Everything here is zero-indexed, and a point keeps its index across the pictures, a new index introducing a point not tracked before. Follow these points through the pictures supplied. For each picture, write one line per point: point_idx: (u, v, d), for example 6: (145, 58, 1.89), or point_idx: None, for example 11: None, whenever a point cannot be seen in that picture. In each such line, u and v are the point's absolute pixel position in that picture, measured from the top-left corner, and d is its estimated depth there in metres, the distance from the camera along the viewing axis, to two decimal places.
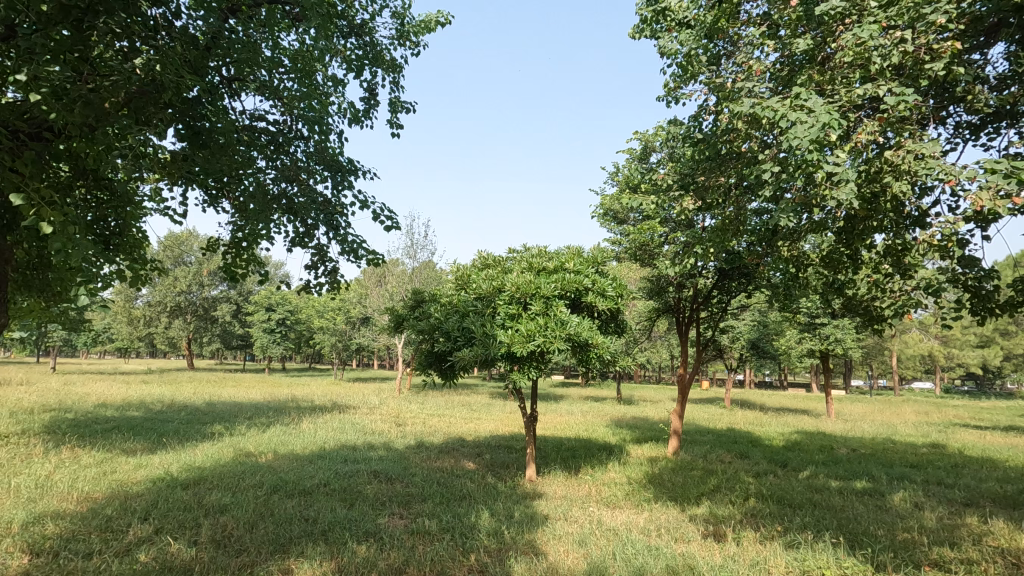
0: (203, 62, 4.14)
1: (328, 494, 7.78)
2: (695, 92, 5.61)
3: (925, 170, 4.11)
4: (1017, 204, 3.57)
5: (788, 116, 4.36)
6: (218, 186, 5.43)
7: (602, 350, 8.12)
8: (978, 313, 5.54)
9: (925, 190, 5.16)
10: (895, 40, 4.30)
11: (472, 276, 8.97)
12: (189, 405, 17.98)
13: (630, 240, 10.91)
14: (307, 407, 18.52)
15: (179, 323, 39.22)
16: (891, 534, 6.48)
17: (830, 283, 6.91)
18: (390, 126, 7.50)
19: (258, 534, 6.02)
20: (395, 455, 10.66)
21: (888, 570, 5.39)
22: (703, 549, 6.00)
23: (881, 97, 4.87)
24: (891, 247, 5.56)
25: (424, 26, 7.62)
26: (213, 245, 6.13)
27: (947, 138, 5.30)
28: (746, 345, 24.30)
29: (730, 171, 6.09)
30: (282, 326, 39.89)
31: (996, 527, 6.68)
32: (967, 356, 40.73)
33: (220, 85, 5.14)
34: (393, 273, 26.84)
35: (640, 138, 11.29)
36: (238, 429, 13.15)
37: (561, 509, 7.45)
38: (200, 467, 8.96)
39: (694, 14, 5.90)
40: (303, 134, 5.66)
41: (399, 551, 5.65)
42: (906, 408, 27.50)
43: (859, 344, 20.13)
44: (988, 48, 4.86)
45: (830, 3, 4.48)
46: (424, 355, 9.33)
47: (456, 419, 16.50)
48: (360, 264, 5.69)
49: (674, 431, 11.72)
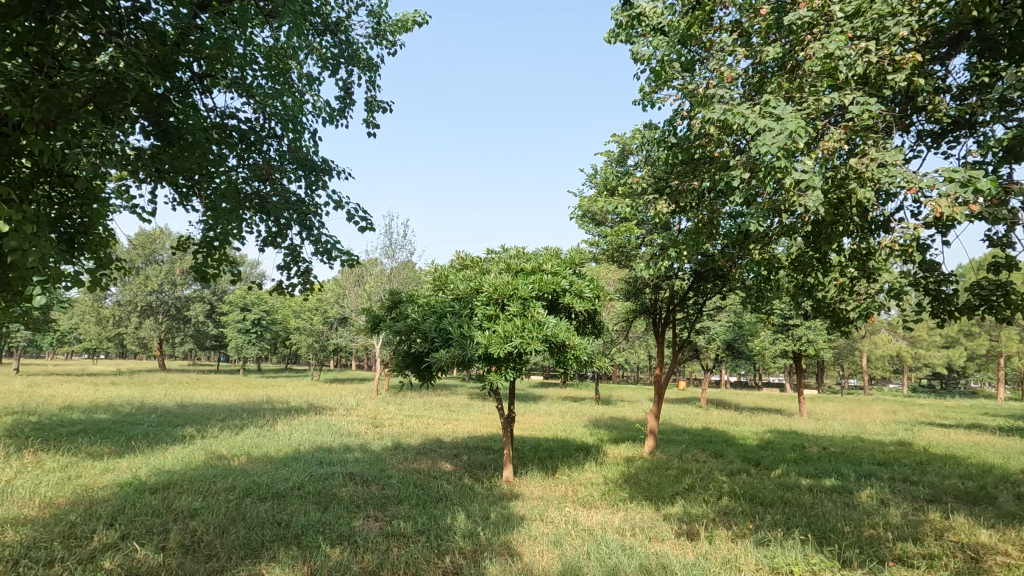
0: (173, 58, 4.05)
1: (302, 497, 7.68)
2: (668, 97, 5.67)
3: (888, 178, 4.23)
4: (974, 211, 3.70)
5: (758, 124, 4.44)
6: (189, 184, 5.35)
7: (579, 350, 8.17)
8: (939, 315, 5.71)
9: (888, 196, 5.31)
10: (860, 50, 4.41)
11: (450, 276, 8.95)
12: (159, 407, 17.55)
13: (608, 242, 10.98)
14: (282, 408, 18.26)
15: (150, 323, 38.28)
16: (858, 530, 6.66)
17: (800, 286, 7.05)
18: (367, 125, 7.46)
19: (229, 540, 5.91)
20: (372, 457, 10.57)
21: (854, 567, 5.52)
22: (676, 548, 6.06)
23: (847, 106, 5.00)
24: (856, 251, 5.73)
25: (401, 26, 7.59)
26: (184, 245, 6.01)
27: (911, 146, 5.44)
28: (721, 345, 24.70)
29: (703, 175, 6.21)
30: (257, 326, 39.24)
31: (958, 523, 6.90)
32: (932, 356, 42.00)
33: (191, 82, 5.08)
34: (371, 274, 26.63)
35: (617, 140, 11.36)
36: (210, 431, 12.89)
37: (538, 510, 7.48)
38: (170, 471, 8.76)
39: (668, 20, 5.97)
40: (276, 133, 5.61)
41: (373, 554, 5.60)
42: (877, 408, 27.90)
43: (830, 344, 20.60)
44: (950, 59, 5.00)
45: (797, 14, 4.60)
46: (402, 356, 9.26)
47: (434, 420, 16.44)
48: (334, 264, 5.66)
49: (650, 431, 11.80)
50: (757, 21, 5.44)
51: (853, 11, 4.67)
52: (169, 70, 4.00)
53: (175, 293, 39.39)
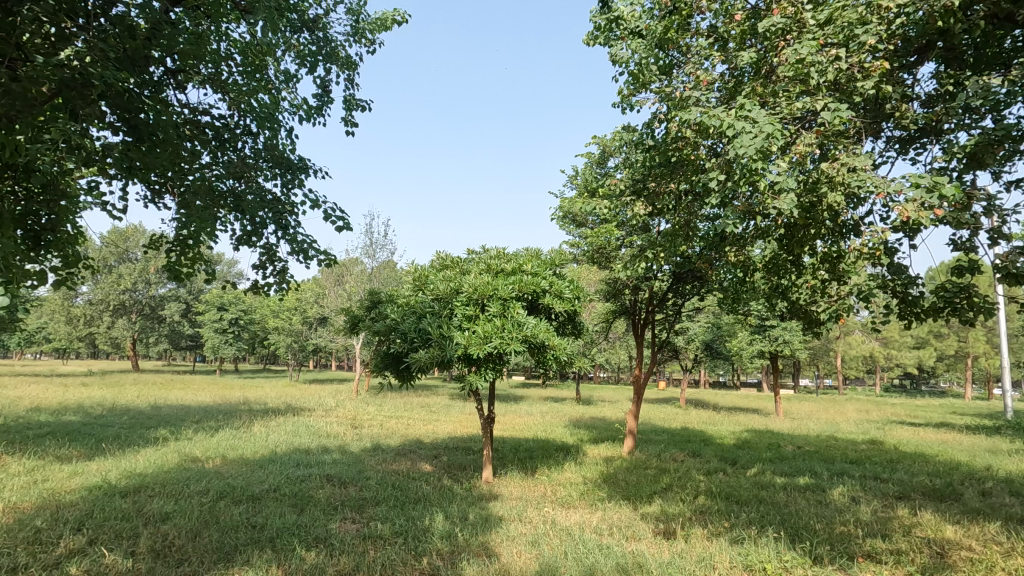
0: (145, 53, 3.97)
1: (278, 500, 7.56)
2: (646, 100, 5.70)
3: (858, 182, 4.34)
4: (939, 215, 3.80)
5: (734, 126, 4.50)
6: (161, 181, 5.24)
7: (559, 350, 8.18)
8: (906, 317, 5.86)
9: (858, 201, 5.43)
10: (831, 57, 4.51)
11: (430, 276, 8.91)
12: (132, 408, 17.14)
13: (589, 243, 11.05)
14: (260, 409, 18.06)
15: (123, 322, 37.36)
16: (830, 527, 6.79)
17: (775, 288, 7.17)
18: (345, 124, 7.42)
19: (201, 543, 5.81)
20: (350, 459, 10.46)
21: (824, 563, 5.64)
22: (652, 548, 6.10)
23: (819, 112, 5.10)
24: (828, 253, 5.86)
25: (380, 24, 7.54)
26: (157, 242, 5.88)
27: (880, 151, 5.57)
28: (700, 345, 24.98)
29: (680, 179, 6.29)
30: (234, 326, 38.69)
31: (925, 519, 7.08)
32: (904, 356, 43.01)
33: (163, 77, 4.99)
34: (352, 274, 26.40)
35: (598, 142, 11.40)
36: (184, 433, 12.62)
37: (516, 510, 7.48)
38: (142, 474, 8.57)
39: (646, 24, 6.02)
40: (251, 131, 5.53)
41: (349, 556, 5.56)
42: (852, 408, 28.20)
43: (805, 345, 20.99)
44: (918, 68, 5.15)
45: (770, 21, 4.70)
46: (381, 357, 9.18)
47: (414, 421, 16.34)
48: (310, 264, 5.64)
49: (630, 431, 11.86)
50: (732, 27, 5.53)
51: (824, 19, 4.77)
52: (140, 65, 3.90)
53: (148, 292, 38.48)
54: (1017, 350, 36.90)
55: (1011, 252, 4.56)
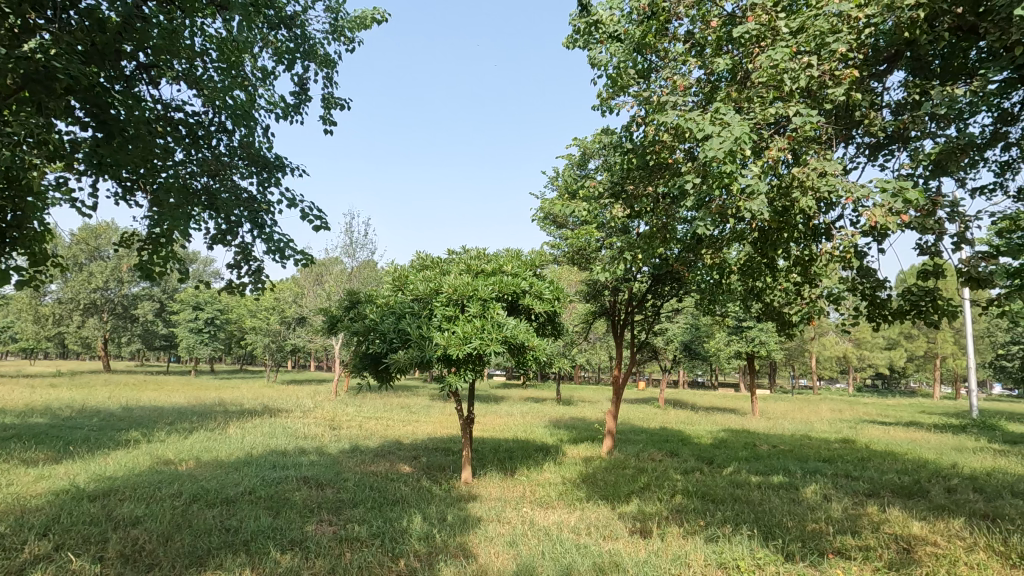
0: (114, 48, 3.89)
1: (252, 502, 7.45)
2: (624, 104, 5.73)
3: (828, 187, 4.44)
4: (905, 220, 3.89)
5: (706, 129, 4.57)
6: (133, 177, 5.13)
7: (539, 351, 8.21)
8: (875, 319, 6.02)
9: (830, 205, 5.54)
10: (803, 64, 4.62)
11: (410, 276, 8.86)
12: (102, 410, 16.72)
13: (569, 245, 11.11)
14: (236, 410, 17.78)
15: (94, 322, 36.37)
16: (801, 525, 6.92)
17: (750, 290, 7.28)
18: (324, 123, 7.37)
19: (173, 548, 5.69)
20: (328, 460, 10.34)
21: (796, 560, 5.74)
22: (628, 547, 6.16)
23: (790, 118, 5.19)
24: (800, 257, 5.98)
25: (359, 22, 7.48)
26: (129, 239, 5.75)
27: (851, 157, 5.72)
28: (679, 346, 25.28)
29: (657, 182, 6.37)
30: (210, 326, 38.04)
31: (894, 516, 7.27)
32: (876, 357, 44.12)
33: (135, 72, 4.87)
34: (331, 273, 26.15)
35: (579, 143, 11.45)
36: (157, 435, 12.35)
37: (494, 511, 7.47)
38: (112, 477, 8.36)
39: (624, 28, 6.08)
40: (226, 128, 5.45)
41: (324, 559, 5.50)
42: (827, 407, 28.55)
43: (780, 346, 21.39)
44: (887, 76, 5.30)
45: (745, 27, 4.77)
46: (360, 358, 9.10)
47: (394, 422, 16.25)
48: (286, 263, 5.58)
49: (609, 431, 11.92)
50: (708, 33, 5.59)
51: (796, 27, 4.86)
52: (110, 60, 3.84)
53: (121, 292, 37.49)
54: (983, 351, 38.17)
55: (973, 257, 4.73)
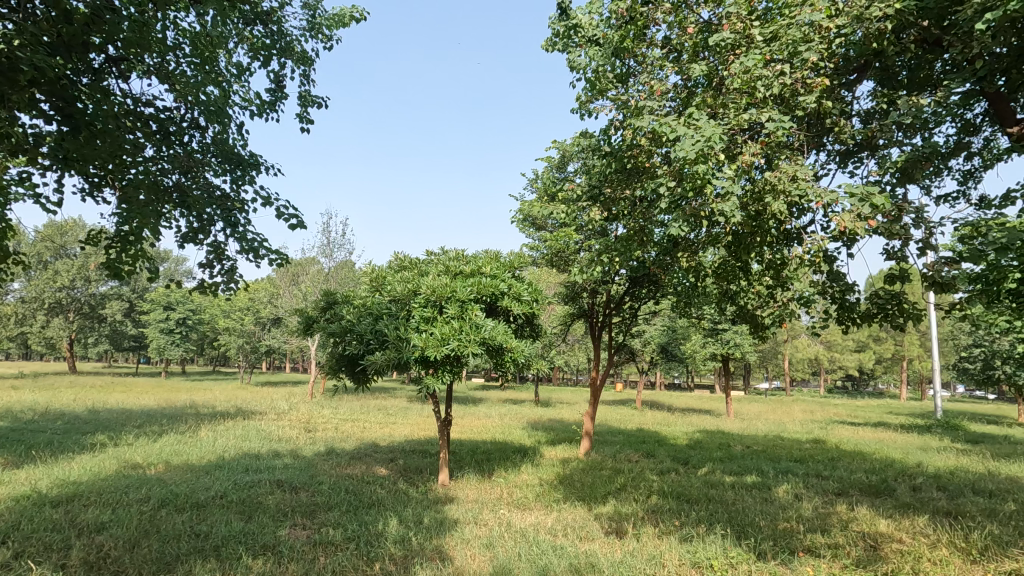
0: (81, 40, 3.78)
1: (224, 507, 7.29)
2: (602, 108, 5.77)
3: (799, 192, 4.53)
4: (872, 225, 4.00)
5: (680, 132, 4.63)
6: (101, 173, 4.98)
7: (516, 353, 8.22)
8: (844, 322, 6.17)
9: (801, 210, 5.66)
10: (776, 71, 4.71)
11: (388, 277, 8.79)
12: (67, 412, 16.18)
13: (548, 247, 11.15)
14: (208, 413, 17.37)
15: (59, 322, 35.14)
16: (773, 523, 7.05)
17: (725, 293, 7.40)
18: (300, 121, 7.28)
19: (140, 554, 5.54)
20: (302, 463, 10.19)
21: (767, 558, 5.85)
22: (605, 547, 6.20)
23: (763, 124, 5.28)
24: (772, 261, 6.09)
25: (337, 20, 7.40)
26: (96, 237, 5.58)
27: (822, 164, 5.86)
28: (656, 348, 25.55)
29: (634, 185, 6.43)
30: (181, 326, 37.20)
31: (861, 514, 7.46)
32: (846, 359, 45.24)
33: (104, 64, 4.74)
34: (307, 274, 25.82)
35: (558, 146, 11.50)
36: (124, 439, 11.98)
37: (471, 513, 7.44)
38: (76, 482, 8.10)
39: (603, 32, 6.14)
40: (199, 125, 5.34)
41: (298, 564, 5.42)
42: (797, 408, 29.90)
43: (754, 348, 21.79)
44: (857, 86, 5.46)
45: (719, 34, 4.85)
46: (336, 359, 8.98)
47: (371, 424, 16.07)
48: (260, 263, 5.50)
49: (586, 433, 11.98)
50: (685, 39, 5.66)
51: (770, 36, 4.96)
52: (78, 53, 3.72)
53: (88, 291, 36.34)
54: (947, 354, 39.43)
55: (937, 262, 4.88)
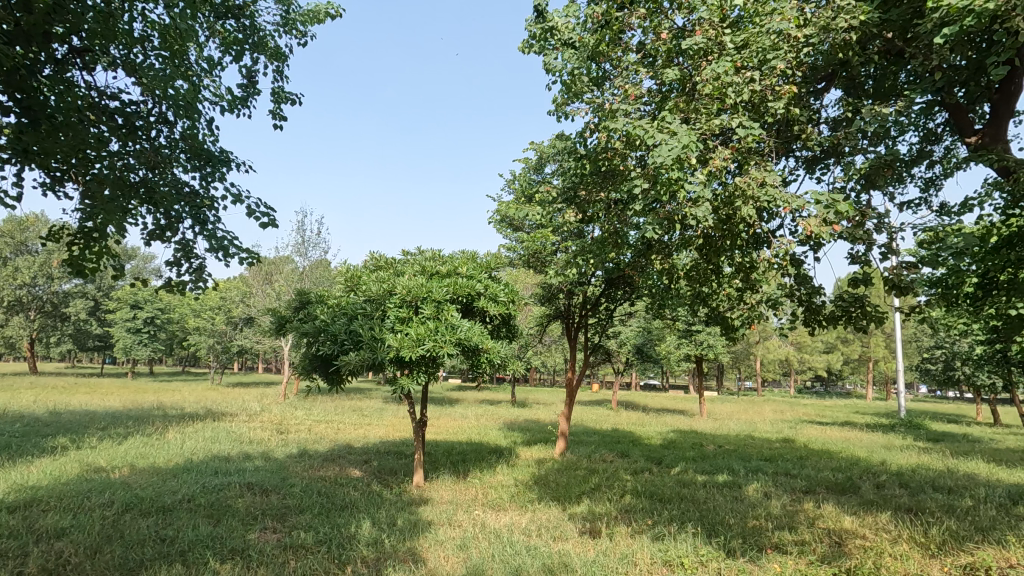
0: (43, 31, 3.66)
1: (192, 510, 7.14)
2: (578, 110, 5.80)
3: (768, 198, 4.62)
4: (837, 230, 4.09)
5: (655, 136, 4.68)
6: (63, 167, 4.80)
7: (492, 353, 8.22)
8: (811, 324, 6.33)
9: (769, 215, 5.78)
10: (746, 78, 4.80)
11: (363, 277, 8.68)
12: (27, 414, 15.63)
13: (524, 248, 11.14)
14: (176, 414, 16.98)
15: (19, 321, 33.84)
16: (742, 521, 7.18)
17: (697, 296, 7.50)
18: (273, 118, 7.16)
19: (101, 560, 5.37)
20: (273, 465, 10.00)
21: (737, 555, 5.94)
22: (577, 547, 6.24)
23: (734, 130, 5.38)
24: (742, 264, 6.23)
25: (311, 16, 7.30)
26: (56, 233, 5.37)
27: (791, 170, 6.01)
28: (632, 349, 25.79)
29: (609, 188, 6.49)
30: (149, 325, 36.23)
31: (827, 511, 7.66)
32: (815, 360, 46.36)
33: (67, 56, 4.58)
34: (281, 272, 25.36)
35: (536, 147, 11.53)
36: (87, 442, 11.62)
37: (445, 514, 7.41)
38: (35, 487, 7.82)
39: (579, 36, 6.17)
40: (167, 119, 5.21)
41: (267, 568, 5.32)
42: (768, 408, 30.49)
43: (727, 349, 22.14)
44: (824, 94, 5.62)
45: (692, 39, 4.91)
46: (309, 359, 8.84)
47: (345, 425, 15.85)
48: (230, 262, 5.38)
49: (561, 433, 12.02)
50: (659, 45, 5.73)
51: (741, 42, 5.03)
52: (40, 43, 3.60)
53: (50, 288, 35.13)
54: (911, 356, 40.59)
55: (898, 266, 5.01)
